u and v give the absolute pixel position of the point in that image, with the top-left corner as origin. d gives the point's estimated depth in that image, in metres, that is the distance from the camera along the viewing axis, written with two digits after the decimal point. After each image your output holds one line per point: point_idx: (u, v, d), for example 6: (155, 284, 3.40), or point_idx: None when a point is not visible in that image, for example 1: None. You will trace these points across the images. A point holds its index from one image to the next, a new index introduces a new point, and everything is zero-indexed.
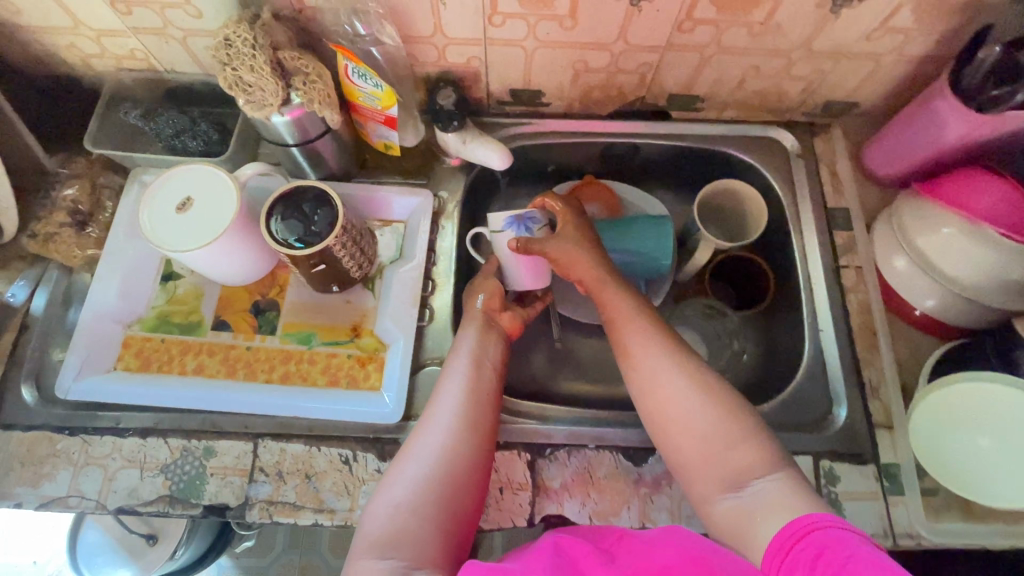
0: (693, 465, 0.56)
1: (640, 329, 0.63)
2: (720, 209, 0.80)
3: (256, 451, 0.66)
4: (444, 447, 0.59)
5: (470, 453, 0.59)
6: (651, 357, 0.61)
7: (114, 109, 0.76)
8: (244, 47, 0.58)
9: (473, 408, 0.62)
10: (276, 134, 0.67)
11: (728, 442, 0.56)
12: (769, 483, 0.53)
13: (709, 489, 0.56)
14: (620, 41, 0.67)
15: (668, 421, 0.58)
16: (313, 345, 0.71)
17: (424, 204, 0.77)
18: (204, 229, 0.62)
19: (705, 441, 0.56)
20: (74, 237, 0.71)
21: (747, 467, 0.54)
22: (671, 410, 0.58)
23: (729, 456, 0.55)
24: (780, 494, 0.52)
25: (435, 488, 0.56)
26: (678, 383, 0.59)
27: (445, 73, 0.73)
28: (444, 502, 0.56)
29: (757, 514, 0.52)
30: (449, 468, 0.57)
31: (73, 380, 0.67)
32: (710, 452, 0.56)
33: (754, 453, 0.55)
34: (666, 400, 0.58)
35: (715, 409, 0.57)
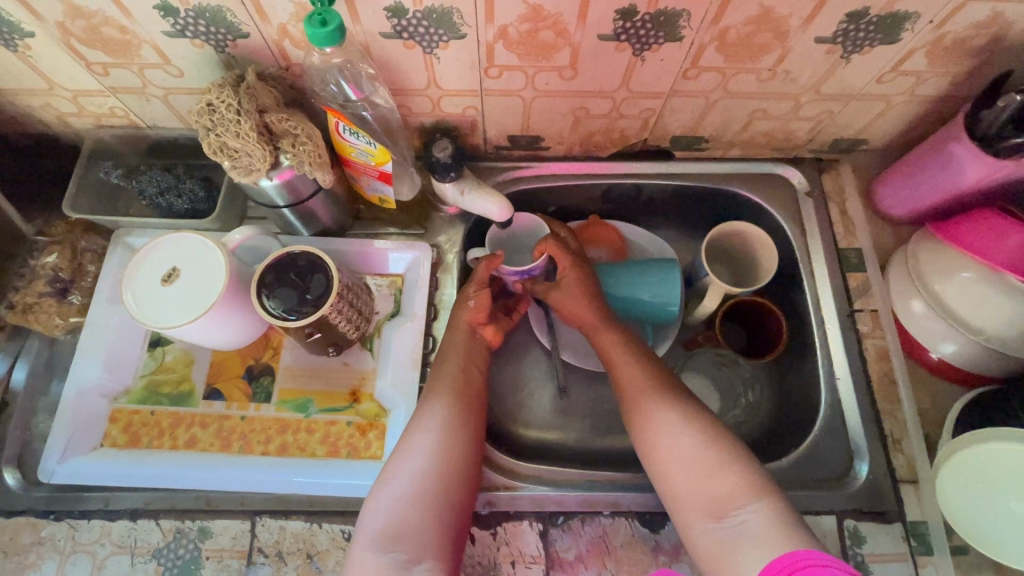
0: (680, 494, 0.56)
1: (630, 357, 0.65)
2: (730, 251, 0.77)
3: (255, 530, 0.62)
4: (441, 444, 0.58)
5: (467, 447, 0.59)
6: (639, 386, 0.62)
7: (93, 167, 0.73)
8: (228, 113, 0.55)
9: (468, 408, 0.62)
10: (265, 195, 0.64)
11: (712, 470, 0.55)
12: (755, 512, 0.52)
13: (693, 517, 0.55)
14: (622, 89, 0.64)
15: (655, 450, 0.58)
16: (311, 413, 0.68)
17: (421, 257, 0.74)
18: (190, 304, 0.59)
19: (693, 469, 0.55)
20: (56, 305, 0.68)
21: (733, 496, 0.53)
22: (659, 441, 0.58)
23: (715, 483, 0.54)
24: (766, 523, 0.51)
25: (435, 481, 0.56)
26: (668, 413, 0.59)
27: (441, 123, 0.70)
28: (445, 495, 0.56)
29: (735, 542, 0.51)
30: (449, 463, 0.57)
31: (57, 463, 0.64)
32: (698, 475, 0.55)
33: (739, 480, 0.54)
34: (654, 430, 0.59)
35: (700, 433, 0.57)
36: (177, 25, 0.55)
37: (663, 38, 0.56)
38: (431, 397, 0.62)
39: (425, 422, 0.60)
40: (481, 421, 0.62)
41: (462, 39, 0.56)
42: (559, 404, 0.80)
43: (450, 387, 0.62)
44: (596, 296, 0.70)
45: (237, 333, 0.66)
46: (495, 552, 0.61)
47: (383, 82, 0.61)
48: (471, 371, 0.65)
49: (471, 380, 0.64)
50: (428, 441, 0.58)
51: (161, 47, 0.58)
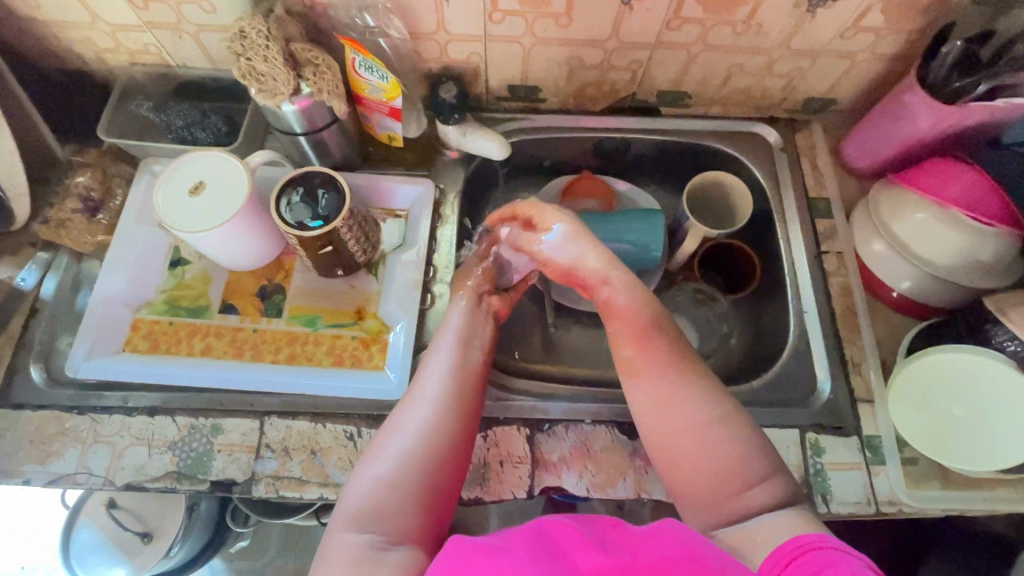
0: (699, 488, 0.55)
1: (654, 347, 0.61)
2: (708, 201, 0.83)
3: (263, 428, 0.67)
4: (432, 421, 0.57)
5: (453, 434, 0.57)
6: (659, 374, 0.60)
7: (126, 102, 0.79)
8: (259, 39, 0.61)
9: (469, 384, 0.61)
10: (284, 123, 0.70)
11: (741, 472, 0.54)
12: (786, 514, 0.51)
13: (718, 502, 0.54)
14: (612, 39, 0.71)
15: (682, 442, 0.57)
16: (318, 327, 0.73)
17: (425, 194, 0.80)
18: (216, 213, 0.65)
19: (713, 471, 0.55)
20: (85, 223, 0.74)
21: (754, 498, 0.53)
22: (677, 431, 0.57)
23: (740, 487, 0.54)
24: (791, 518, 0.51)
25: (428, 451, 0.56)
26: (694, 410, 0.57)
27: (446, 69, 0.77)
28: (436, 466, 0.55)
29: (762, 536, 0.50)
30: (444, 434, 0.57)
31: (82, 360, 0.69)
32: (724, 479, 0.54)
33: (767, 480, 0.54)
34: (670, 425, 0.57)
35: (721, 428, 0.56)
36: None
37: None
38: (430, 371, 0.62)
39: (422, 393, 0.60)
40: (479, 396, 0.62)
41: None
42: (548, 339, 0.86)
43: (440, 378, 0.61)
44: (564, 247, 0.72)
45: (252, 246, 0.71)
46: (485, 452, 0.67)
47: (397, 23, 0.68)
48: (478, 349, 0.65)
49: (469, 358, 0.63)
50: (423, 409, 0.58)
51: None
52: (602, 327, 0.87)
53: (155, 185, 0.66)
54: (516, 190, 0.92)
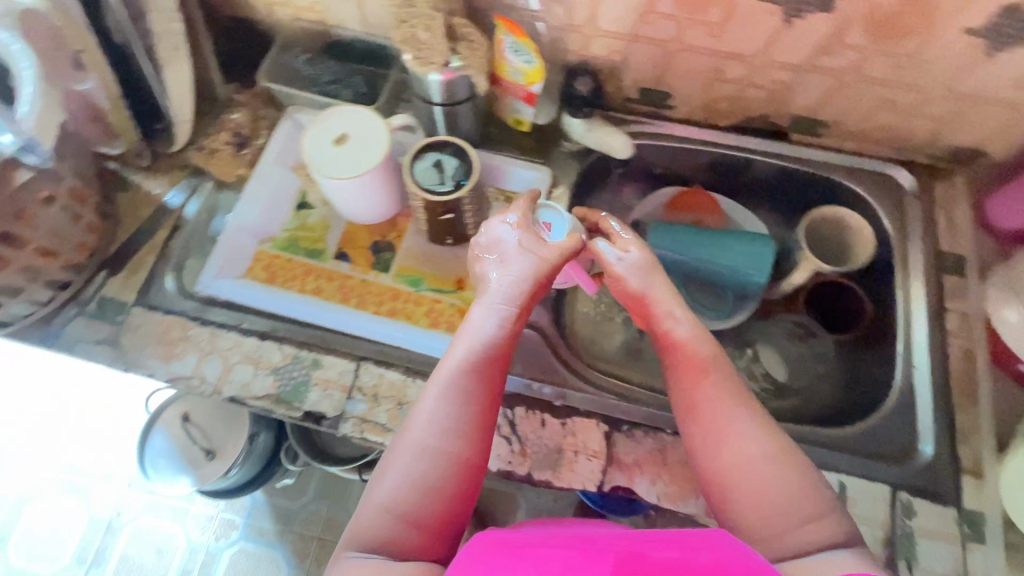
0: (762, 519, 0.53)
1: (717, 386, 0.58)
2: (822, 235, 0.81)
3: (358, 371, 0.71)
4: (433, 443, 0.55)
5: (456, 456, 0.55)
6: (715, 407, 0.57)
7: (284, 53, 0.85)
8: (426, 10, 0.67)
9: (478, 406, 0.57)
10: (426, 91, 0.73)
11: (808, 512, 0.52)
12: (851, 551, 0.50)
13: (778, 537, 0.52)
14: (761, 55, 0.70)
15: (746, 474, 0.54)
16: (420, 289, 0.77)
17: (539, 179, 0.82)
18: (358, 163, 0.69)
19: (779, 503, 0.53)
20: (232, 156, 0.81)
21: (819, 536, 0.52)
22: (740, 462, 0.54)
23: (807, 524, 0.52)
24: (855, 560, 0.49)
25: (438, 475, 0.55)
26: (758, 450, 0.55)
27: (584, 63, 0.78)
28: (440, 490, 0.54)
29: (823, 568, 0.49)
30: (449, 459, 0.55)
31: (212, 278, 0.76)
32: (789, 514, 0.52)
33: (831, 520, 0.53)
34: (735, 452, 0.55)
35: (789, 461, 0.54)
36: None
37: (816, 7, 0.62)
38: (434, 389, 0.58)
39: (428, 413, 0.57)
40: (486, 411, 0.58)
41: None
42: (632, 344, 0.86)
43: (442, 395, 0.57)
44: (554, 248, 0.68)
45: (375, 201, 0.75)
46: (561, 438, 0.67)
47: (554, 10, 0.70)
48: (491, 363, 0.60)
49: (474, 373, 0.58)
50: (431, 432, 0.56)
51: None
52: None
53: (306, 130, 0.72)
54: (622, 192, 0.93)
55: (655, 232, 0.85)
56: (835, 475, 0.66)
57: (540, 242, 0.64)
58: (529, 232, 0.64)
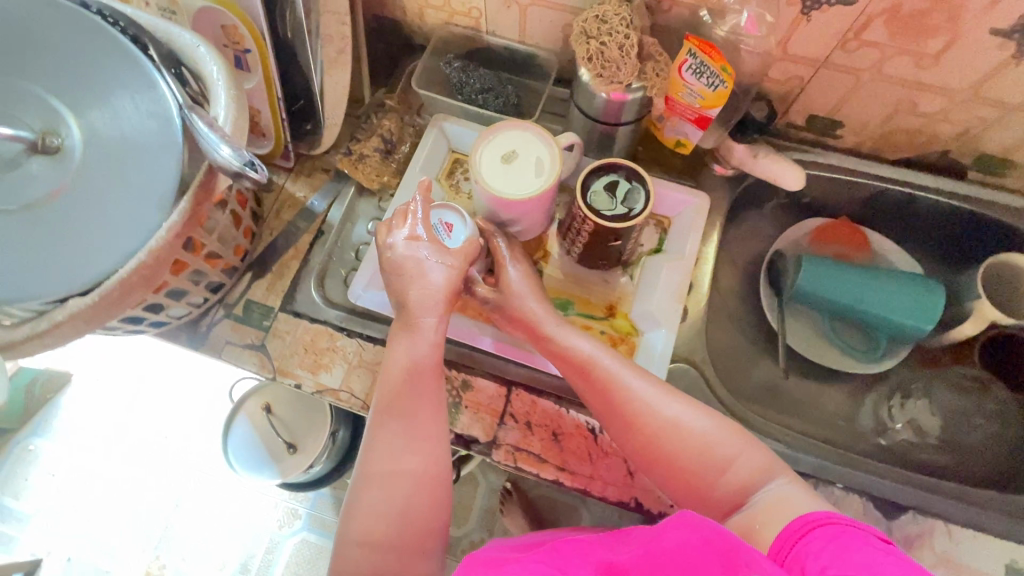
0: (702, 479, 0.56)
1: (614, 361, 0.61)
2: (1002, 285, 0.75)
3: (509, 397, 0.69)
4: (387, 470, 0.57)
5: (410, 481, 0.56)
6: (602, 372, 0.60)
7: (436, 59, 0.83)
8: (619, 26, 0.62)
9: (424, 420, 0.59)
10: (595, 108, 0.71)
11: (717, 459, 0.56)
12: (780, 486, 0.53)
13: (719, 495, 0.55)
14: (968, 91, 0.65)
15: (654, 435, 0.57)
16: (570, 313, 0.74)
17: (699, 206, 0.77)
18: (527, 183, 0.66)
19: (703, 459, 0.56)
20: (380, 163, 0.79)
21: (750, 479, 0.55)
22: (640, 418, 0.58)
23: (733, 472, 0.55)
24: (791, 490, 0.52)
25: (403, 495, 0.56)
26: (655, 413, 0.58)
27: (756, 86, 0.74)
28: (407, 515, 0.55)
29: (756, 523, 0.51)
30: (405, 481, 0.56)
31: (363, 289, 0.73)
32: (702, 464, 0.56)
33: (757, 458, 0.56)
34: (640, 412, 0.58)
35: (676, 408, 0.58)
36: None
37: None
38: (382, 421, 0.59)
39: (383, 437, 0.58)
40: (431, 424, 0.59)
41: (849, 6, 0.60)
42: (772, 381, 0.82)
43: (389, 420, 0.59)
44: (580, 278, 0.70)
45: (530, 223, 0.72)
46: None
47: (761, 27, 0.63)
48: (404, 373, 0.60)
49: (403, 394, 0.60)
50: (381, 460, 0.57)
51: None
52: (834, 386, 0.81)
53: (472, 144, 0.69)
54: (764, 220, 0.89)
55: (807, 264, 0.79)
56: None
57: (449, 250, 0.65)
58: (433, 241, 0.64)
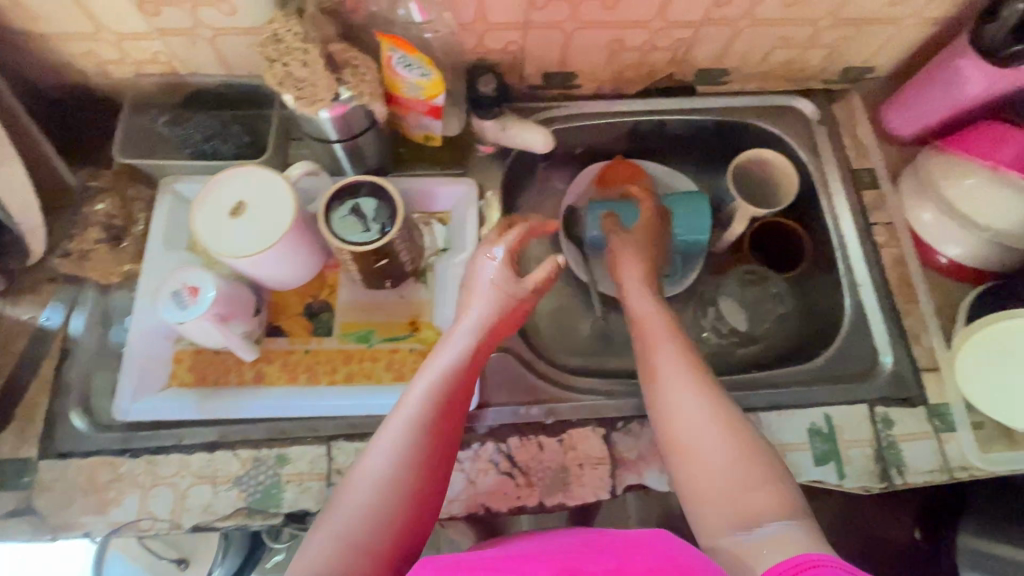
0: (705, 495, 0.52)
1: (682, 350, 0.61)
2: (752, 180, 0.83)
3: (331, 454, 0.65)
4: (394, 478, 0.52)
5: (409, 491, 0.51)
6: (682, 388, 0.58)
7: (138, 116, 0.72)
8: (295, 42, 0.56)
9: (431, 429, 0.54)
10: (321, 130, 0.66)
11: (746, 483, 0.51)
12: (789, 525, 0.47)
13: (715, 522, 0.50)
14: (658, 19, 0.68)
15: (686, 451, 0.54)
16: (373, 343, 0.70)
17: (468, 193, 0.76)
18: (267, 233, 0.61)
19: (724, 478, 0.52)
20: (111, 252, 0.69)
21: (765, 512, 0.49)
22: (685, 436, 0.55)
23: (751, 495, 0.50)
24: (802, 534, 0.46)
25: (340, 566, 0.47)
26: (717, 432, 0.54)
27: (481, 60, 0.72)
28: (356, 548, 0.48)
29: (763, 550, 0.46)
30: (387, 494, 0.51)
31: (130, 401, 0.65)
32: (734, 487, 0.51)
33: (775, 493, 0.50)
34: (681, 427, 0.56)
35: (718, 416, 0.55)
36: None
37: None
38: (394, 419, 0.55)
39: (365, 529, 0.49)
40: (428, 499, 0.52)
41: None
42: (598, 331, 0.84)
43: (415, 419, 0.55)
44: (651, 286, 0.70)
45: (293, 266, 0.67)
46: (564, 456, 0.65)
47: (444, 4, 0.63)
48: (433, 441, 0.54)
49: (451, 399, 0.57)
50: (392, 464, 0.52)
51: None
52: None
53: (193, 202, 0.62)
54: (550, 181, 0.89)
55: (594, 210, 0.81)
56: (819, 409, 0.69)
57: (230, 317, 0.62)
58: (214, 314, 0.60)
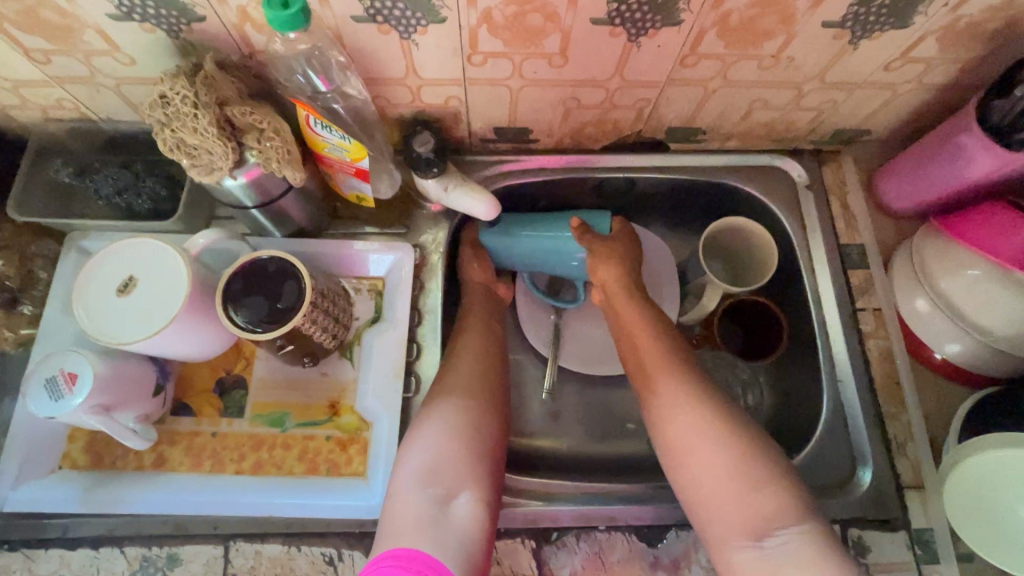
0: (711, 503, 0.50)
1: (674, 356, 0.59)
2: (726, 249, 0.75)
3: (228, 555, 0.58)
4: (468, 384, 0.59)
5: (492, 392, 0.60)
6: (675, 394, 0.56)
7: (42, 166, 0.65)
8: (184, 106, 0.50)
9: (485, 345, 0.64)
10: (232, 196, 0.59)
11: (754, 483, 0.49)
12: (797, 532, 0.46)
13: (725, 536, 0.49)
14: (616, 77, 0.60)
15: (682, 461, 0.53)
16: (287, 428, 0.63)
17: (402, 260, 0.69)
18: (154, 315, 0.54)
19: (727, 483, 0.50)
20: (4, 317, 0.63)
21: (772, 516, 0.47)
22: (685, 443, 0.53)
23: (756, 498, 0.49)
24: (810, 546, 0.45)
25: (452, 444, 0.54)
26: (717, 439, 0.52)
27: (421, 115, 0.65)
28: (476, 425, 0.56)
29: None
30: (479, 393, 0.59)
31: (11, 489, 0.59)
32: (735, 493, 0.49)
33: (780, 493, 0.49)
34: (677, 435, 0.54)
35: (717, 427, 0.53)
36: (122, 6, 0.49)
37: (661, 22, 0.52)
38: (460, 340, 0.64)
39: (458, 448, 0.54)
40: (501, 422, 0.59)
41: (442, 23, 0.51)
42: (550, 407, 0.76)
43: (473, 341, 0.64)
44: (642, 295, 0.65)
45: (197, 349, 0.60)
46: None
47: (369, 60, 0.56)
48: (489, 381, 0.61)
49: (494, 339, 0.65)
50: (465, 366, 0.61)
51: (107, 32, 0.52)
52: (610, 392, 0.77)
53: (88, 265, 0.55)
54: None
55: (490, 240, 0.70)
56: None
57: (111, 407, 0.55)
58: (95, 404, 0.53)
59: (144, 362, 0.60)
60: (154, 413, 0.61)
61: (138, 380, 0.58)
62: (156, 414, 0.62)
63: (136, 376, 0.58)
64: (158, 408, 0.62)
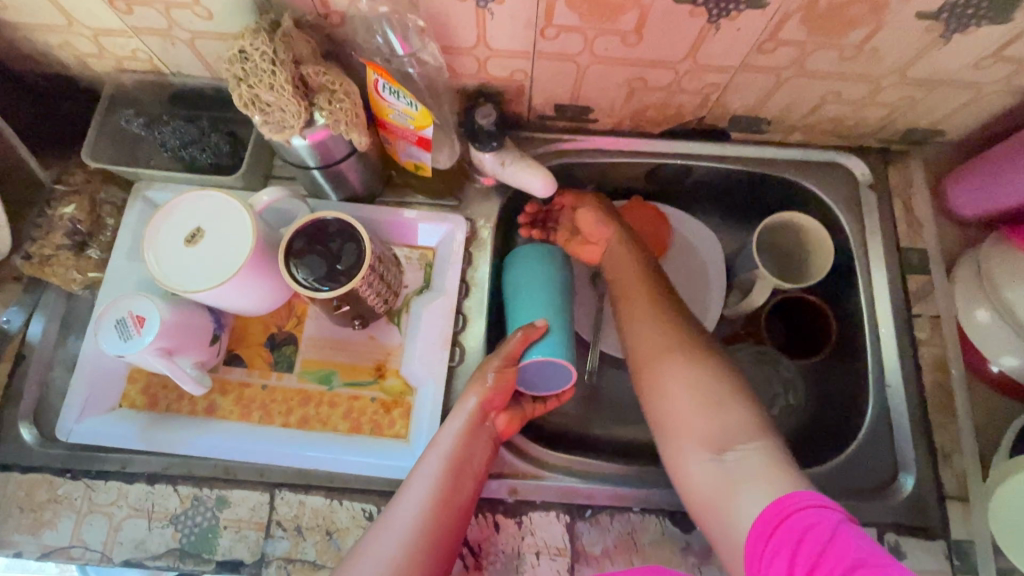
0: (679, 420, 0.55)
1: (652, 284, 0.64)
2: (779, 244, 0.73)
3: (273, 503, 0.61)
4: (438, 495, 0.54)
5: (458, 506, 0.55)
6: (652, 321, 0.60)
7: (114, 114, 0.67)
8: (262, 63, 0.50)
9: (468, 444, 0.58)
10: (297, 156, 0.60)
11: (718, 405, 0.54)
12: (755, 446, 0.51)
13: (687, 450, 0.54)
14: (687, 60, 0.58)
15: (658, 381, 0.57)
16: (334, 386, 0.65)
17: (454, 231, 0.69)
18: (219, 267, 0.55)
19: (695, 403, 0.55)
20: (73, 258, 0.65)
21: (735, 431, 0.53)
22: (658, 364, 0.58)
23: (720, 417, 0.53)
24: (764, 458, 0.50)
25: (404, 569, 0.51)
26: (683, 359, 0.57)
27: (484, 87, 0.65)
28: (432, 546, 0.52)
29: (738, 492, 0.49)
30: (447, 510, 0.54)
31: (75, 422, 0.62)
32: (701, 412, 0.54)
33: (744, 412, 0.53)
34: (651, 354, 0.59)
35: (688, 354, 0.57)
36: None
37: (744, 4, 0.51)
38: (441, 442, 0.57)
39: (430, 544, 0.52)
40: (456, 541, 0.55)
41: None
42: (587, 389, 0.76)
43: (456, 441, 0.57)
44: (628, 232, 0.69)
45: (253, 304, 0.61)
46: (519, 541, 0.60)
47: (443, 28, 0.55)
48: (459, 474, 0.56)
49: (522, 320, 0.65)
50: (440, 470, 0.56)
51: None
52: None
53: (157, 214, 0.57)
54: None
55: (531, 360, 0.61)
56: None
57: (174, 351, 0.57)
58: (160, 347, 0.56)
59: (203, 311, 0.61)
60: (210, 361, 0.64)
61: (198, 327, 0.60)
62: (212, 361, 0.64)
63: (196, 324, 0.60)
64: (213, 356, 0.64)
